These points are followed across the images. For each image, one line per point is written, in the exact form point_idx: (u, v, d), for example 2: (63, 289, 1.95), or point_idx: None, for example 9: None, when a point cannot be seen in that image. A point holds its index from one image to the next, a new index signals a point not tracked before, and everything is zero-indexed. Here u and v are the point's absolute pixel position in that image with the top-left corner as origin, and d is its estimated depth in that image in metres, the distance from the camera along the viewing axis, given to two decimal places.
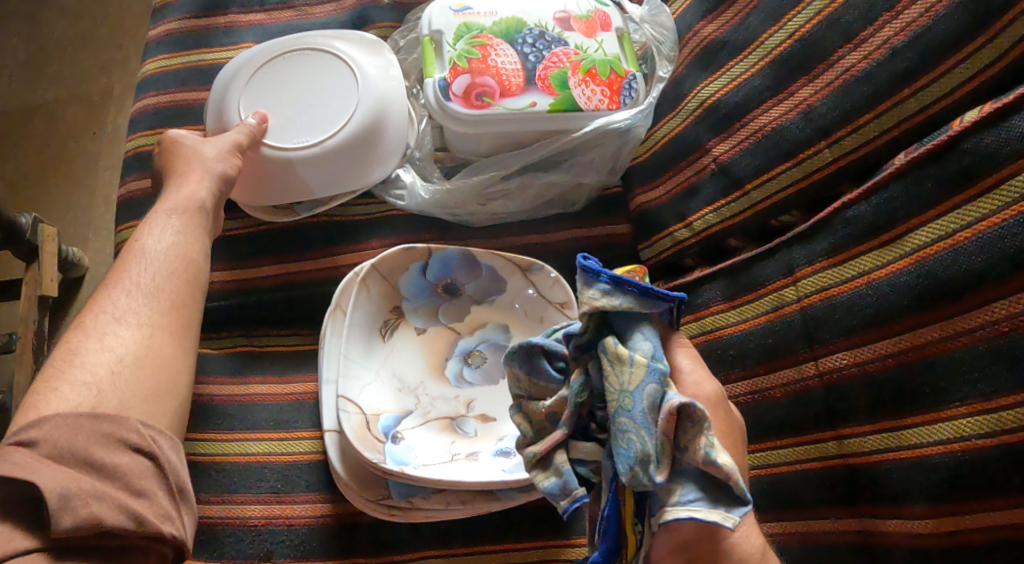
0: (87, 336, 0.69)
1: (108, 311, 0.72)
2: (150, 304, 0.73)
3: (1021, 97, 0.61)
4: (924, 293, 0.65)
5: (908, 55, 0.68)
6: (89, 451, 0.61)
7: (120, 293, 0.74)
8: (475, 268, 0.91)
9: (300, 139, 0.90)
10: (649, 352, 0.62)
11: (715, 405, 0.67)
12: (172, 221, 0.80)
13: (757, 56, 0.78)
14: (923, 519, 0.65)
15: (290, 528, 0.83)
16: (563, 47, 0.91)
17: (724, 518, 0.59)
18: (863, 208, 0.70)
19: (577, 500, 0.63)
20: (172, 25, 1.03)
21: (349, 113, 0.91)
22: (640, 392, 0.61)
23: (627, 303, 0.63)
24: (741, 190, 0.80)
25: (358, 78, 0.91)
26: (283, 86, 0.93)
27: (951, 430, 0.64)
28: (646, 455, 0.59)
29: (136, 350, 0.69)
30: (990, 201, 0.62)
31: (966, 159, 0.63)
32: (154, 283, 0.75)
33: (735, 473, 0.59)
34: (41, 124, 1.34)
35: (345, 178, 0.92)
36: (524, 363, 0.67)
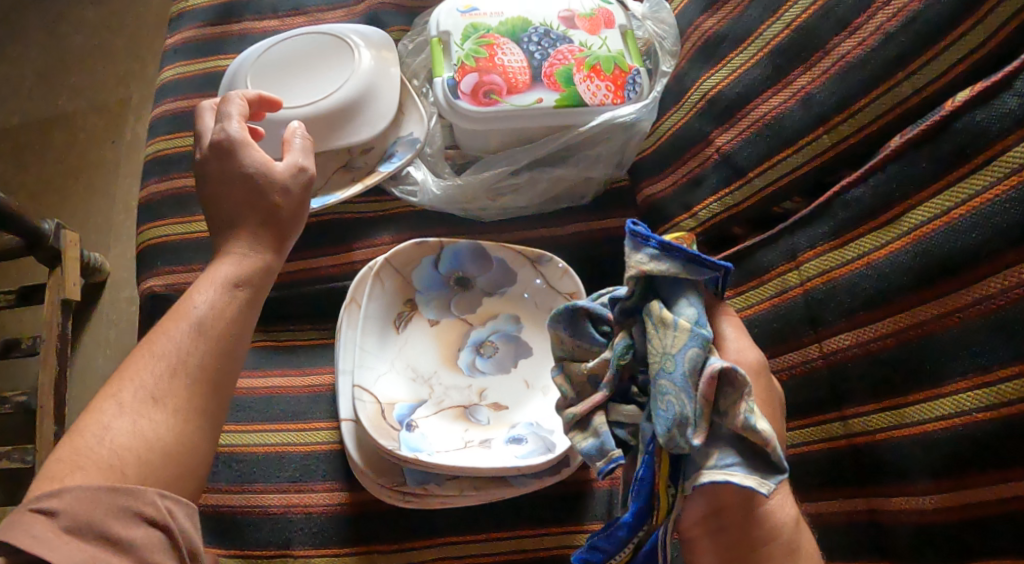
0: (120, 411, 0.64)
1: (147, 386, 0.65)
2: (189, 386, 0.66)
3: (1010, 76, 0.62)
4: (922, 272, 0.67)
5: (901, 41, 0.69)
6: (106, 525, 0.58)
7: (151, 361, 0.66)
8: (486, 261, 0.94)
9: (294, 100, 0.92)
10: (694, 318, 0.64)
11: (758, 373, 0.69)
12: (229, 287, 0.71)
13: (756, 48, 0.80)
14: (927, 495, 0.67)
15: (309, 516, 0.85)
16: (567, 45, 0.93)
17: (760, 485, 0.61)
18: (862, 190, 0.71)
19: (612, 461, 0.65)
20: (189, 33, 1.07)
21: (343, 80, 0.94)
22: (683, 355, 0.63)
23: (674, 269, 0.65)
24: (744, 178, 0.82)
25: (354, 51, 0.95)
26: (283, 59, 0.96)
27: (950, 406, 0.65)
28: (685, 418, 0.61)
29: (167, 437, 0.64)
30: (983, 178, 0.64)
31: (960, 138, 0.65)
32: (199, 363, 0.67)
33: (773, 440, 0.61)
34: (63, 134, 1.37)
35: (333, 139, 0.94)
36: (569, 326, 0.70)
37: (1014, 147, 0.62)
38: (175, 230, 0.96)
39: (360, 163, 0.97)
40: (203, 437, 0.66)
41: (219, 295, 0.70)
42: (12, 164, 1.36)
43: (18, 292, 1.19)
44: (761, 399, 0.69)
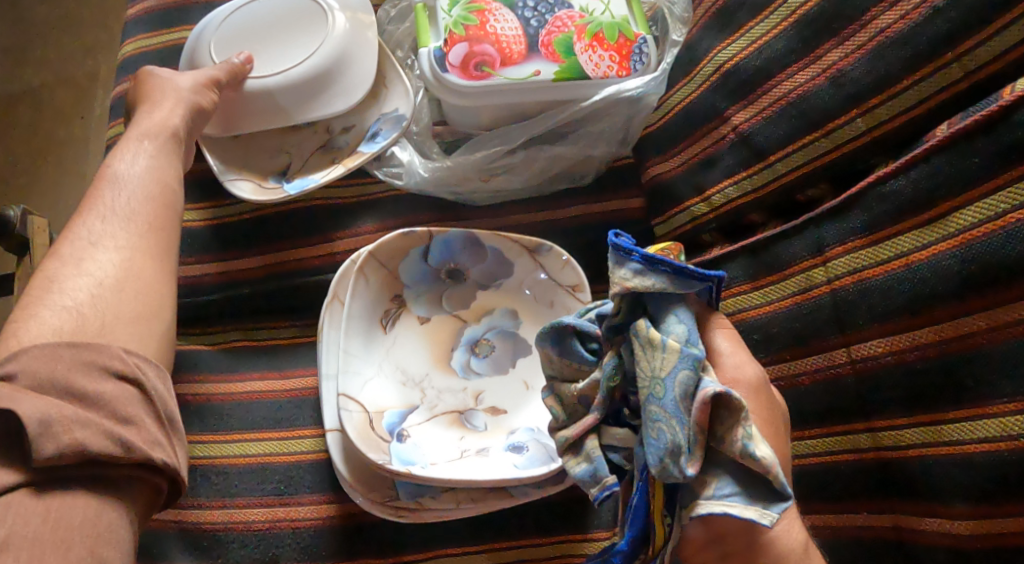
0: (64, 262, 0.66)
1: (83, 237, 0.68)
2: (127, 228, 0.70)
3: None
4: (970, 278, 0.59)
5: (951, 15, 0.60)
6: (69, 379, 0.57)
7: (95, 219, 0.70)
8: (479, 251, 0.86)
9: (264, 71, 0.85)
10: (684, 336, 0.58)
11: (756, 391, 0.63)
12: (144, 146, 0.77)
13: (779, 16, 0.71)
14: (963, 520, 0.61)
15: (296, 531, 0.80)
16: (567, 10, 0.84)
17: (761, 516, 0.55)
18: (902, 182, 0.63)
19: (608, 488, 0.60)
20: (150, 3, 0.97)
21: (315, 46, 0.85)
22: (673, 379, 0.57)
23: (662, 284, 0.59)
24: (764, 161, 0.73)
25: (326, 13, 0.86)
26: (252, 23, 0.87)
27: (997, 428, 0.59)
28: (677, 446, 0.55)
29: (115, 273, 0.67)
30: None
31: (1019, 132, 0.57)
32: (129, 207, 0.71)
33: (776, 466, 0.55)
34: (28, 110, 1.28)
35: (307, 110, 0.87)
36: (556, 343, 0.65)
37: None
38: None
39: (341, 142, 0.90)
40: (158, 281, 0.69)
41: (140, 157, 0.76)
42: None
43: None
44: (760, 422, 0.62)
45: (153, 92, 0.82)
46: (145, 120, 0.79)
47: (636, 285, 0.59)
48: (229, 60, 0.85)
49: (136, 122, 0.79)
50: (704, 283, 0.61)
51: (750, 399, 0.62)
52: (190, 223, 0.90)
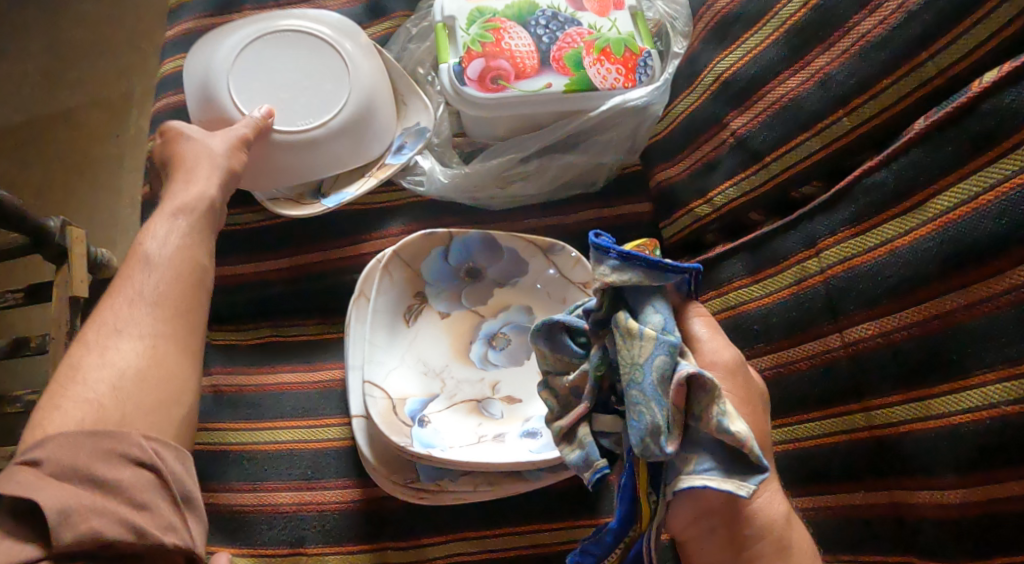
0: (90, 351, 0.70)
1: (111, 323, 0.72)
2: (153, 313, 0.74)
3: None
4: (948, 259, 0.64)
5: (925, 17, 0.66)
6: (90, 468, 0.61)
7: (123, 303, 0.74)
8: (496, 251, 0.91)
9: (299, 124, 0.91)
10: (660, 325, 0.61)
11: (733, 372, 0.65)
12: (177, 224, 0.81)
13: (772, 27, 0.78)
14: (954, 490, 0.66)
15: (322, 514, 0.85)
16: (576, 27, 0.90)
17: (738, 488, 0.59)
18: (884, 174, 0.69)
19: (600, 471, 0.63)
20: (185, 25, 1.04)
21: (344, 95, 0.91)
22: (651, 365, 0.59)
23: (638, 278, 0.62)
24: (761, 162, 0.79)
25: (346, 59, 0.92)
26: (269, 69, 0.91)
27: (980, 398, 0.63)
28: (657, 427, 0.58)
29: (138, 362, 0.70)
30: (1014, 161, 0.61)
31: (988, 121, 0.62)
32: (156, 291, 0.75)
33: (750, 439, 0.59)
34: (64, 129, 1.35)
35: (347, 157, 0.94)
36: (547, 340, 0.66)
37: None
38: None
39: None
40: (181, 365, 0.72)
41: (172, 237, 0.80)
42: (13, 161, 1.33)
43: (24, 290, 1.18)
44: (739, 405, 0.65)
45: (185, 156, 0.86)
46: (179, 194, 0.84)
47: (614, 281, 0.61)
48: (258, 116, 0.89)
49: (171, 194, 0.84)
50: (681, 275, 0.64)
51: (728, 383, 0.65)
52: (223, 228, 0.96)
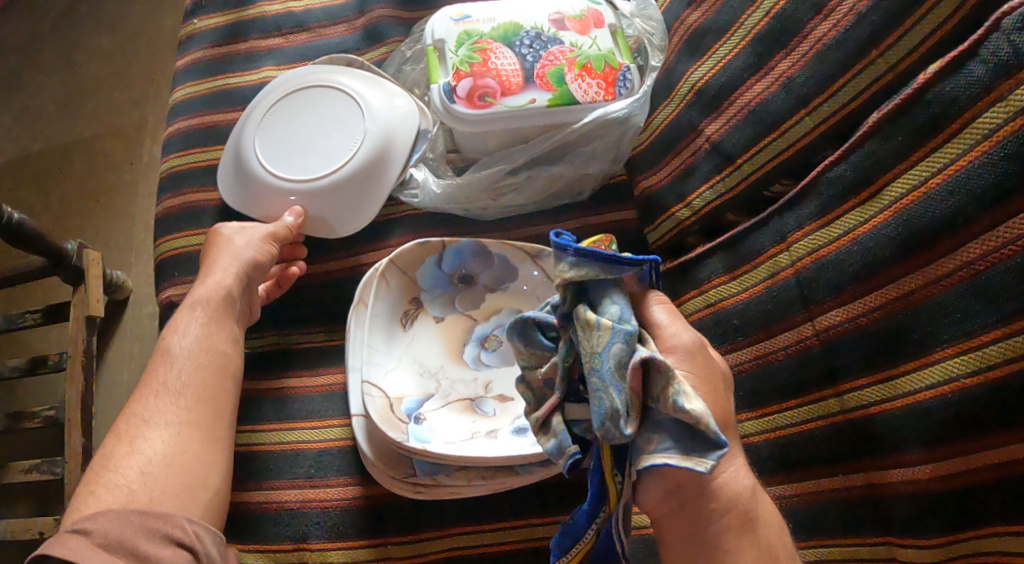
0: (122, 440, 0.78)
1: (140, 414, 0.80)
2: (177, 403, 0.81)
3: (975, 44, 0.64)
4: (906, 242, 0.68)
5: (872, 19, 0.71)
6: (135, 543, 0.70)
7: (150, 393, 0.82)
8: (487, 258, 0.96)
9: (343, 156, 0.98)
10: (617, 315, 0.64)
11: (694, 353, 0.69)
12: (196, 314, 0.87)
13: (738, 37, 0.82)
14: (921, 465, 0.68)
15: (324, 510, 0.90)
16: (559, 46, 0.96)
17: (697, 464, 0.62)
18: (844, 167, 0.73)
19: (574, 457, 0.65)
20: (196, 55, 1.10)
21: (358, 112, 0.99)
22: (608, 352, 0.63)
23: (593, 273, 0.65)
24: (733, 164, 0.83)
25: (336, 88, 1.01)
26: (287, 140, 0.99)
27: (940, 373, 0.66)
28: (616, 411, 0.62)
29: (165, 450, 0.78)
30: (958, 145, 0.65)
31: (931, 110, 0.67)
32: (180, 381, 0.83)
33: (705, 417, 0.62)
34: (81, 158, 1.41)
35: (398, 153, 0.99)
36: (520, 335, 0.70)
37: (985, 109, 0.64)
38: (192, 242, 1.01)
39: None
40: (206, 451, 0.80)
41: (196, 328, 0.87)
42: (33, 189, 1.40)
43: (43, 311, 1.24)
44: (699, 386, 0.68)
45: (213, 255, 0.93)
46: (205, 285, 0.90)
47: (580, 274, 0.65)
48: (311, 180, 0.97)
49: (193, 292, 0.90)
50: (640, 266, 0.67)
51: (687, 365, 0.68)
52: None
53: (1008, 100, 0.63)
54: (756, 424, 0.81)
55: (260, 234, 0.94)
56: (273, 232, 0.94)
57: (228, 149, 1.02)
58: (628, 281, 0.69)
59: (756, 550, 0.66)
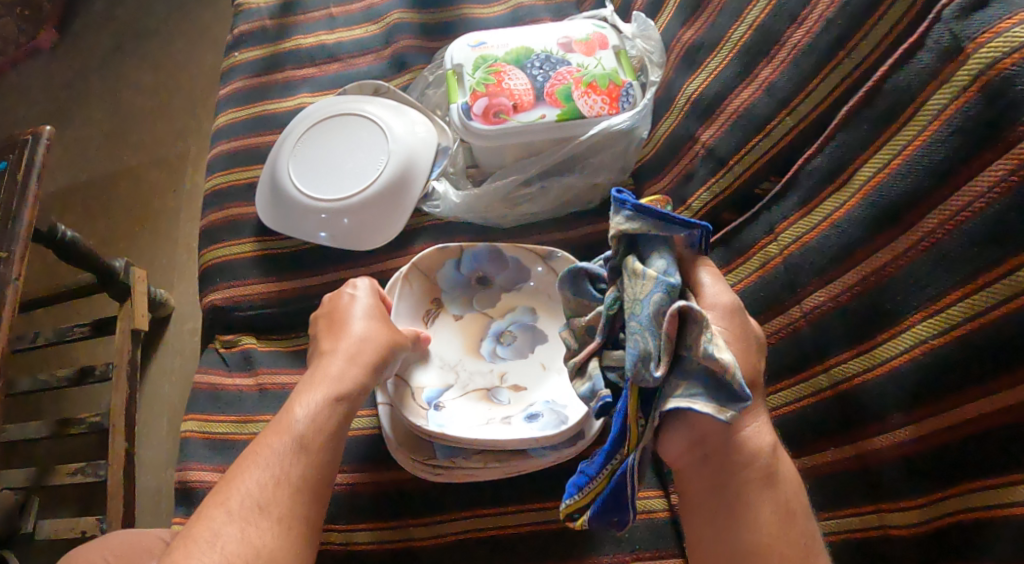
0: (229, 522, 0.73)
1: (252, 498, 0.75)
2: (292, 495, 0.76)
3: (920, 36, 0.71)
4: (874, 222, 0.74)
5: (839, 24, 0.79)
6: None
7: (264, 475, 0.76)
8: (502, 260, 1.04)
9: (371, 176, 1.07)
10: (663, 268, 0.75)
11: (731, 313, 0.75)
12: (322, 408, 0.81)
13: (726, 50, 0.89)
14: (902, 429, 0.73)
15: (353, 493, 0.97)
16: (566, 66, 1.04)
17: (720, 412, 0.70)
18: (821, 159, 0.79)
19: (601, 400, 0.78)
20: (237, 84, 1.21)
21: (383, 136, 1.08)
22: (649, 299, 0.74)
23: (645, 228, 0.76)
24: (727, 166, 0.90)
25: (362, 115, 1.10)
26: (318, 164, 1.08)
27: (911, 338, 0.71)
28: (648, 353, 0.72)
29: (272, 545, 0.73)
30: (913, 128, 0.71)
31: (890, 99, 0.74)
32: (298, 473, 0.77)
33: (732, 367, 0.69)
34: (128, 186, 1.52)
35: (419, 172, 1.08)
36: (571, 285, 0.84)
37: (935, 92, 0.70)
38: (231, 251, 1.10)
39: None
40: (308, 545, 0.75)
41: (322, 413, 0.81)
42: (84, 215, 1.51)
43: (91, 325, 1.33)
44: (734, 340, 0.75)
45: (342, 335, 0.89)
46: (337, 376, 0.84)
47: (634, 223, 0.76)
48: (340, 199, 1.06)
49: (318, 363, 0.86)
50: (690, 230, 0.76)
51: (723, 322, 0.75)
52: (247, 253, 1.10)
53: (951, 82, 0.69)
54: None
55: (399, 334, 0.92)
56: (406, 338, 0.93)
57: (264, 175, 1.12)
58: (680, 243, 0.77)
59: (775, 505, 0.71)
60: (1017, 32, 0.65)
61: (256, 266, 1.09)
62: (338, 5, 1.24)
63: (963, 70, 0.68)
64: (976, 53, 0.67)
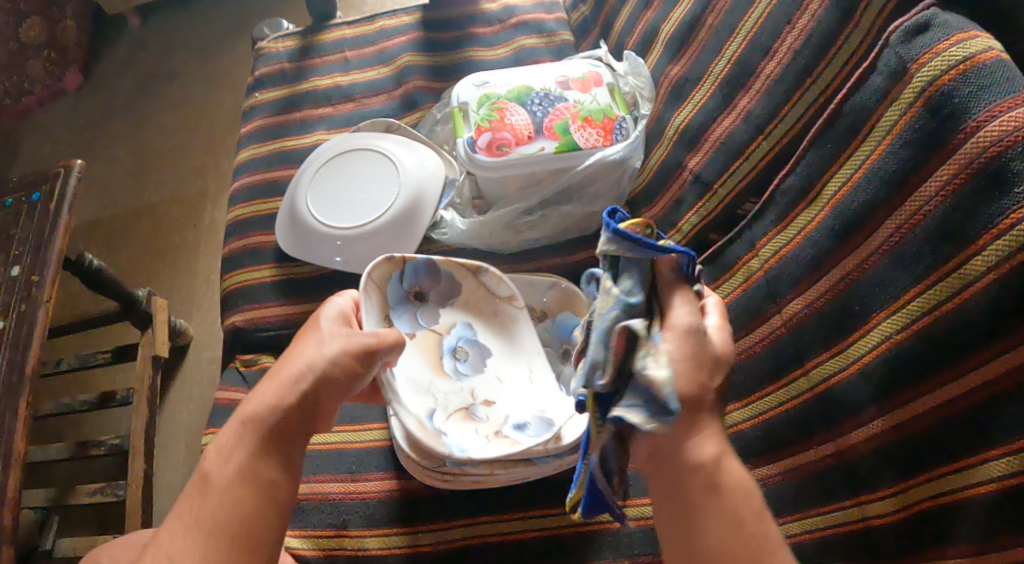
0: None
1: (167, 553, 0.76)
2: (208, 540, 0.76)
3: (873, 61, 0.79)
4: (841, 232, 0.81)
5: (806, 53, 0.87)
6: None
7: (181, 527, 0.78)
8: (436, 275, 1.07)
9: (383, 206, 1.14)
10: (627, 288, 0.78)
11: (687, 335, 0.77)
12: (235, 444, 0.81)
13: (710, 83, 0.97)
14: (875, 422, 0.78)
15: (365, 501, 1.01)
16: (564, 103, 1.11)
17: (648, 423, 0.75)
18: (794, 178, 0.87)
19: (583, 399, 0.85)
20: (258, 122, 1.29)
21: (394, 169, 1.15)
22: (607, 316, 0.78)
23: (619, 251, 0.78)
24: (712, 190, 0.97)
25: (374, 151, 1.17)
26: (333, 194, 1.15)
27: (878, 336, 0.77)
28: (597, 363, 0.77)
29: None
30: (870, 144, 0.79)
31: (850, 118, 0.81)
32: (212, 517, 0.77)
33: (660, 382, 0.75)
34: (150, 221, 1.61)
35: (428, 203, 1.15)
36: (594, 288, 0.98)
37: (887, 110, 0.78)
38: (250, 276, 1.17)
39: None
40: None
41: (234, 449, 0.81)
42: (106, 250, 1.59)
43: (113, 351, 1.39)
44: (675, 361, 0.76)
45: (300, 342, 0.87)
46: (253, 404, 0.83)
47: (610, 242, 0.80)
48: (355, 227, 1.12)
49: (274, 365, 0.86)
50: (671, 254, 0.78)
51: (671, 343, 0.77)
52: (265, 278, 1.16)
53: (898, 101, 0.77)
54: (744, 412, 0.91)
55: (353, 341, 0.86)
56: (367, 343, 0.86)
57: (283, 205, 1.19)
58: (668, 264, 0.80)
59: (722, 513, 0.75)
60: (953, 51, 0.73)
61: (274, 289, 1.16)
62: (352, 49, 1.33)
63: (909, 89, 0.76)
64: (919, 71, 0.75)
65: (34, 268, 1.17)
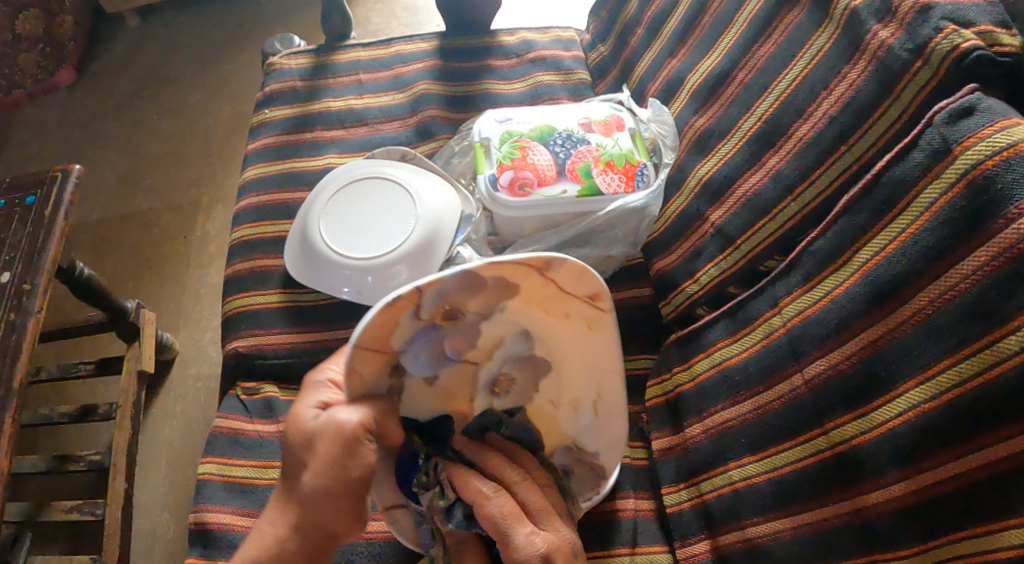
0: None
1: None
2: None
3: (915, 136, 0.82)
4: (871, 300, 0.83)
5: (841, 120, 0.89)
6: None
7: None
8: (476, 286, 0.81)
9: (400, 236, 1.12)
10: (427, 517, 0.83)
11: None
12: None
13: (736, 139, 0.99)
14: (896, 484, 0.80)
15: (369, 541, 1.00)
16: (587, 145, 1.12)
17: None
18: (823, 242, 0.89)
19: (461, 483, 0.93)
20: (268, 140, 1.27)
21: (412, 199, 1.14)
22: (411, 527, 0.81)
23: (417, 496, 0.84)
24: (735, 245, 0.99)
25: (392, 180, 1.16)
26: (348, 222, 1.13)
27: (904, 403, 0.80)
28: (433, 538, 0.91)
29: None
30: (906, 217, 0.81)
31: (887, 190, 0.84)
32: None
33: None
34: (139, 229, 1.56)
35: (444, 235, 1.13)
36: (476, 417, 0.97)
37: (929, 186, 0.80)
38: (255, 300, 1.15)
39: None
40: None
41: None
42: (92, 255, 1.54)
43: (97, 362, 1.35)
44: None
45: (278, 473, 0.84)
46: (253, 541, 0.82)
47: None
48: (370, 257, 1.10)
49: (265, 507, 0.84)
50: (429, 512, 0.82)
51: None
52: (270, 303, 1.15)
53: (938, 179, 0.80)
54: (758, 465, 0.91)
55: (319, 448, 0.81)
56: (335, 437, 0.81)
57: (294, 229, 1.17)
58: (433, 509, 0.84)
59: None
60: (997, 138, 0.77)
61: (281, 316, 1.14)
62: (366, 72, 1.31)
63: (950, 169, 0.79)
64: (964, 154, 0.78)
65: (26, 276, 1.12)
